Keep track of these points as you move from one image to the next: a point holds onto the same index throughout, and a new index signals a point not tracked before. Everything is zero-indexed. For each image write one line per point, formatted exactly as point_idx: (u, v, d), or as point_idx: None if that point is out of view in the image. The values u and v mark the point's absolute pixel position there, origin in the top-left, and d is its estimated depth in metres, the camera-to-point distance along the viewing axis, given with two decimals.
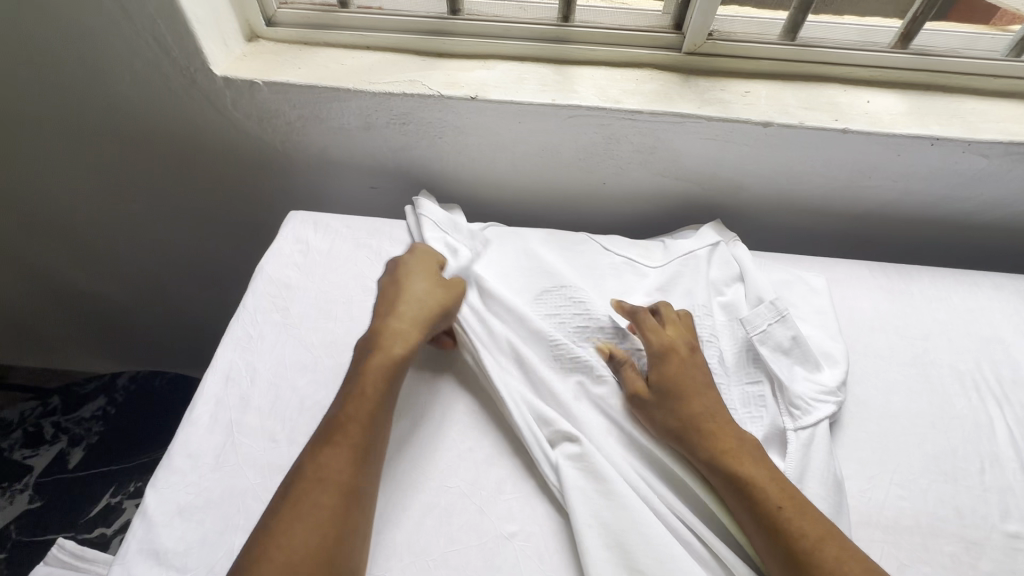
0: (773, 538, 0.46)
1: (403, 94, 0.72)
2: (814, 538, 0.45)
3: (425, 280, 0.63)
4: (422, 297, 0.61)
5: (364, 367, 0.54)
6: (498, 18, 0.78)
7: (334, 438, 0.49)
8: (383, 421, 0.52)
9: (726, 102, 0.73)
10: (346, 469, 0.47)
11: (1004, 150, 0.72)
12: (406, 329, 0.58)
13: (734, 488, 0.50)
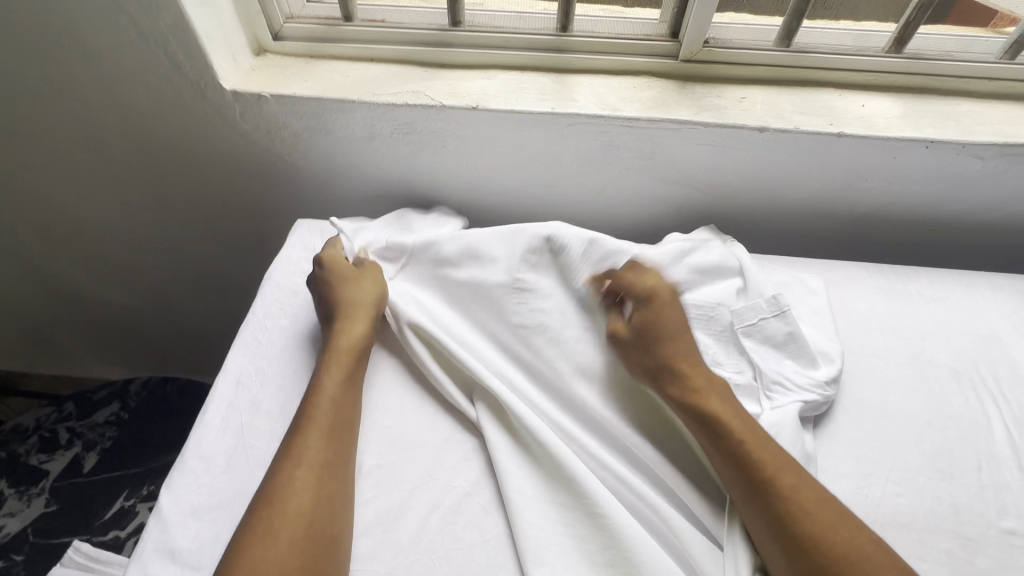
0: (735, 468, 0.51)
1: (406, 105, 0.75)
2: (772, 469, 0.50)
3: (343, 280, 0.64)
4: (348, 294, 0.63)
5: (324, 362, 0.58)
6: (498, 29, 0.80)
7: (298, 425, 0.52)
8: (348, 405, 0.55)
9: (722, 109, 0.75)
10: (313, 447, 0.51)
11: (999, 151, 0.73)
12: (349, 323, 0.61)
13: (706, 430, 0.54)
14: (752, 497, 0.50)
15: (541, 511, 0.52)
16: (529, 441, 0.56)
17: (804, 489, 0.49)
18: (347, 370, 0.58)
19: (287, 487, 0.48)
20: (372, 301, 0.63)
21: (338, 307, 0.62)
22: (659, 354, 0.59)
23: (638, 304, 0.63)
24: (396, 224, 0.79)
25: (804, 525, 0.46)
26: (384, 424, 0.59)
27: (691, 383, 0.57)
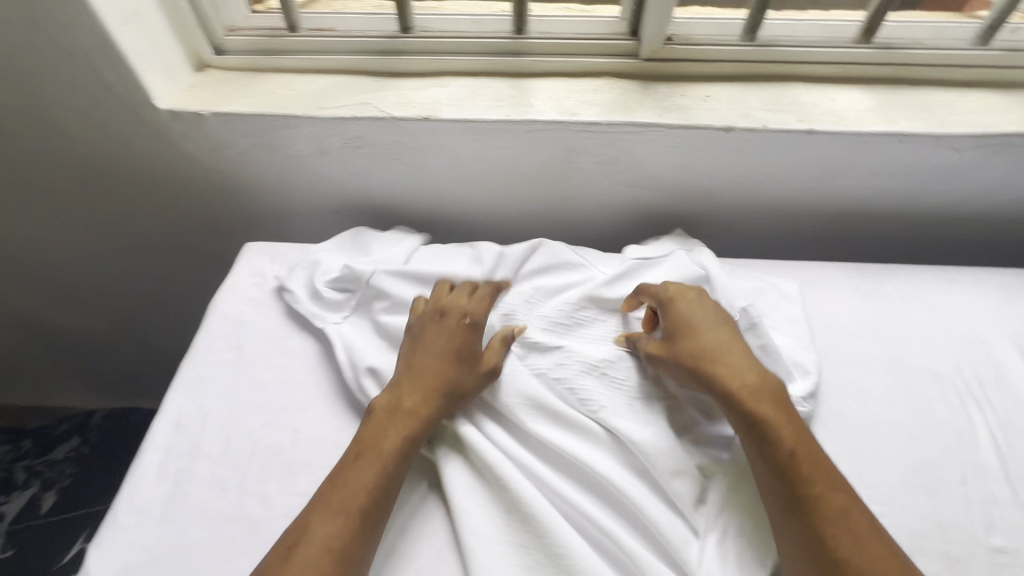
0: (778, 488, 0.48)
1: (354, 118, 0.71)
2: (828, 506, 0.46)
3: (452, 359, 0.57)
4: (442, 372, 0.56)
5: (385, 431, 0.52)
6: (450, 33, 0.76)
7: (334, 506, 0.47)
8: (392, 487, 0.50)
9: (686, 108, 0.71)
10: (342, 537, 0.45)
11: (975, 143, 0.70)
12: (421, 399, 0.54)
13: (780, 475, 0.48)
14: (807, 555, 0.44)
15: (501, 554, 0.48)
16: (488, 473, 0.53)
17: (859, 527, 0.44)
18: (402, 450, 0.51)
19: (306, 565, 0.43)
20: (455, 398, 0.55)
21: (420, 376, 0.56)
22: (699, 351, 0.56)
23: (669, 314, 0.60)
24: (349, 244, 0.74)
25: (845, 560, 0.43)
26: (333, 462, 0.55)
27: (738, 384, 0.53)
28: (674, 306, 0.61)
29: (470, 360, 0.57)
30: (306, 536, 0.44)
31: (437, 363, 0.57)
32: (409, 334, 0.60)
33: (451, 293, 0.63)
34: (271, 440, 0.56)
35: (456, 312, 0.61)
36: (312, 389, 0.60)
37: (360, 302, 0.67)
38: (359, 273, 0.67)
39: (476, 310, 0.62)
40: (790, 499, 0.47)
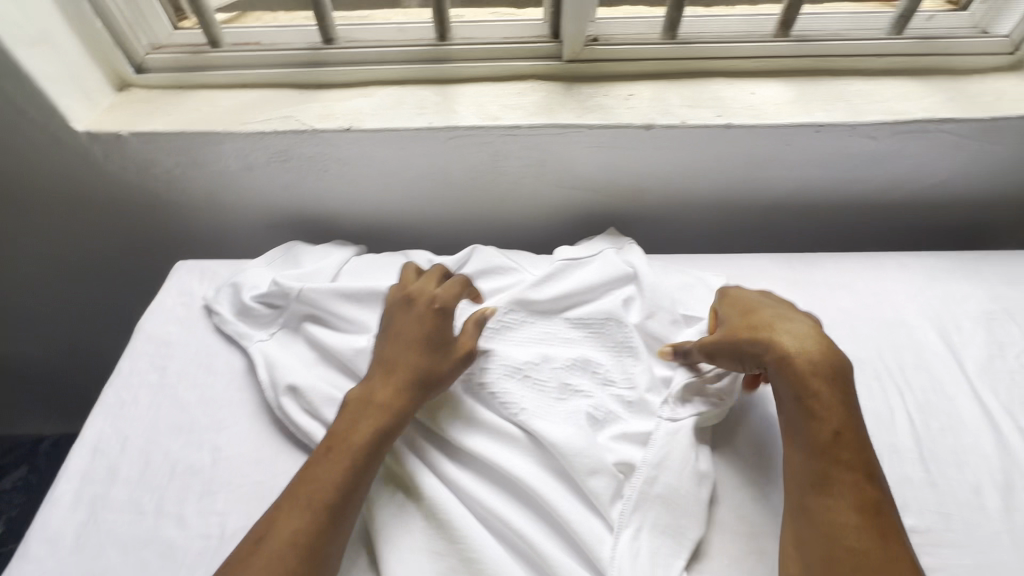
0: (807, 467, 0.50)
1: (276, 132, 0.71)
2: (849, 490, 0.47)
3: (421, 347, 0.57)
4: (412, 361, 0.56)
5: (355, 421, 0.52)
6: (374, 44, 0.76)
7: (297, 501, 0.47)
8: (362, 476, 0.50)
9: (607, 108, 0.72)
10: (304, 533, 0.46)
11: (891, 130, 0.71)
12: (392, 386, 0.54)
13: (813, 453, 0.50)
14: (811, 536, 0.47)
15: (418, 562, 0.49)
16: (408, 481, 0.53)
17: (870, 516, 0.46)
18: (372, 441, 0.51)
19: (270, 556, 0.44)
20: (427, 385, 0.55)
21: (391, 369, 0.56)
22: (751, 327, 0.56)
23: (730, 305, 0.61)
24: (280, 259, 0.73)
25: (847, 546, 0.45)
26: (252, 479, 0.54)
27: (793, 348, 0.53)
28: (743, 297, 0.62)
29: (443, 346, 0.57)
30: (273, 528, 0.46)
31: (408, 352, 0.56)
32: (383, 320, 0.60)
33: (419, 279, 0.62)
34: (190, 460, 0.56)
35: (425, 299, 0.60)
36: (235, 406, 0.60)
37: (289, 320, 0.66)
38: (287, 289, 0.66)
39: (446, 292, 0.61)
40: (815, 478, 0.49)
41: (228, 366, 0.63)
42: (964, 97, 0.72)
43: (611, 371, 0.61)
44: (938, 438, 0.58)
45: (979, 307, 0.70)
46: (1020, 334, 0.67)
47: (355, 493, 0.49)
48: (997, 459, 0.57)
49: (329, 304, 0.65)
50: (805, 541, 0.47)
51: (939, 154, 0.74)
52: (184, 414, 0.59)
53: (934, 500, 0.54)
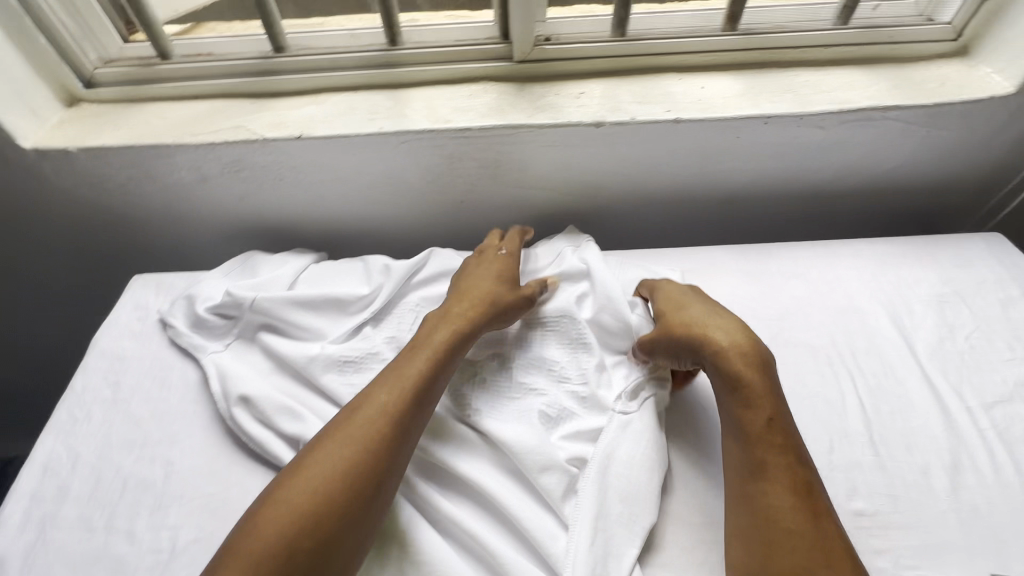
0: (742, 454, 0.51)
1: (226, 143, 0.70)
2: (779, 473, 0.49)
3: (492, 281, 0.65)
4: (484, 289, 0.64)
5: (427, 338, 0.59)
6: (326, 51, 0.76)
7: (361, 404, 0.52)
8: (429, 387, 0.54)
9: (557, 107, 0.72)
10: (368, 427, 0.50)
11: (837, 119, 0.72)
12: (463, 308, 0.62)
13: (744, 440, 0.51)
14: (749, 520, 0.48)
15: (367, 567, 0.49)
16: None
17: (803, 497, 0.47)
18: (451, 347, 0.58)
19: (361, 426, 0.50)
20: (494, 309, 0.62)
21: (466, 293, 0.64)
22: (688, 321, 0.59)
23: (667, 298, 0.64)
24: (238, 269, 0.73)
25: (783, 527, 0.46)
26: (204, 491, 0.54)
27: (727, 344, 0.55)
28: (681, 291, 0.64)
29: (511, 282, 0.66)
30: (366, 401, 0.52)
31: (483, 283, 0.65)
32: (461, 267, 0.69)
33: (490, 239, 0.73)
34: (142, 475, 0.55)
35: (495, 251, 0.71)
36: (190, 419, 0.60)
37: (243, 330, 0.66)
38: (239, 299, 0.65)
39: (512, 247, 0.72)
40: (749, 465, 0.50)
41: (182, 379, 0.63)
42: (909, 84, 0.73)
43: (566, 367, 0.61)
44: (887, 422, 0.59)
45: (930, 290, 0.71)
46: (970, 315, 0.68)
47: (433, 390, 0.55)
48: (945, 439, 0.57)
49: (282, 311, 0.65)
50: (746, 526, 0.48)
51: (889, 141, 0.75)
52: (136, 429, 0.59)
53: (883, 483, 0.55)
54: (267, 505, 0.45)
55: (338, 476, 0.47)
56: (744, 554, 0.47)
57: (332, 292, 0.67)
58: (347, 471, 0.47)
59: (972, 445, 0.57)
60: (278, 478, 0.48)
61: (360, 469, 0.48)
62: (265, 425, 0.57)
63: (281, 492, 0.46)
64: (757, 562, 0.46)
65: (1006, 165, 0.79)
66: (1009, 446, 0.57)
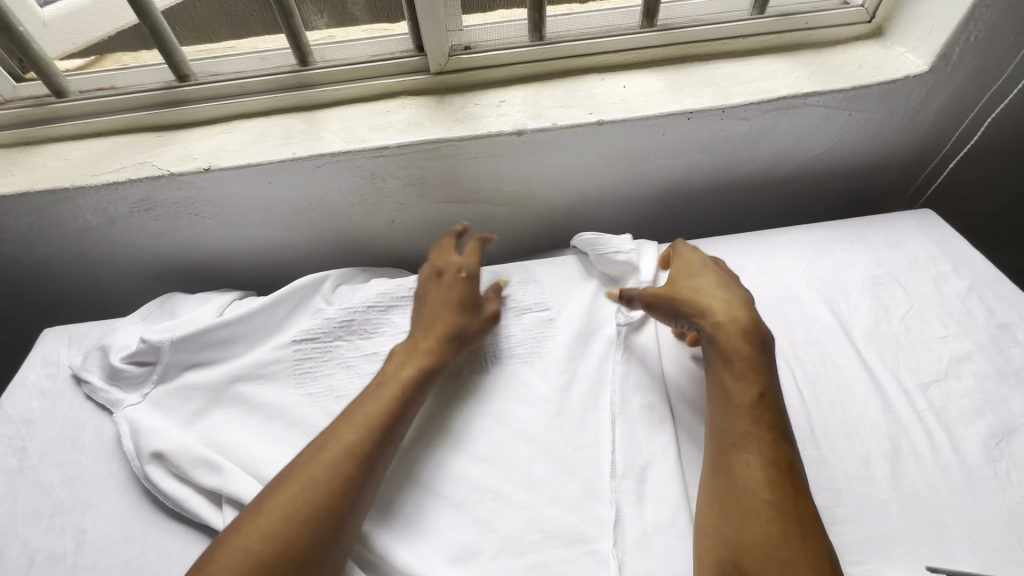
0: (725, 428, 0.50)
1: (129, 182, 0.67)
2: (757, 442, 0.48)
3: (453, 311, 0.62)
4: (449, 320, 0.61)
5: (392, 375, 0.56)
6: (234, 76, 0.72)
7: (320, 451, 0.49)
8: (392, 431, 0.52)
9: (477, 117, 0.70)
10: (325, 476, 0.47)
11: (760, 109, 0.71)
12: (431, 342, 0.59)
13: (726, 408, 0.51)
14: (723, 500, 0.47)
15: None
16: None
17: (781, 470, 0.47)
18: (418, 382, 0.56)
19: (319, 469, 0.48)
20: (462, 338, 0.61)
21: (433, 323, 0.61)
22: (692, 285, 0.60)
23: (688, 262, 0.64)
24: (156, 312, 0.69)
25: (763, 500, 0.45)
26: (119, 559, 0.51)
27: (725, 317, 0.56)
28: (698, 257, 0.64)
29: (474, 307, 0.63)
30: (331, 441, 0.50)
31: (447, 312, 0.62)
32: (421, 293, 0.65)
33: (441, 253, 0.68)
34: (49, 548, 0.52)
35: (447, 266, 0.66)
36: (104, 481, 0.56)
37: (164, 373, 0.62)
38: (156, 345, 0.62)
39: (472, 264, 0.66)
40: (732, 436, 0.50)
41: (97, 438, 0.59)
42: (826, 69, 0.73)
43: (517, 304, 0.68)
44: (827, 412, 0.58)
45: (865, 273, 0.71)
46: (904, 295, 0.68)
47: (396, 430, 0.53)
48: (884, 425, 0.57)
49: (214, 339, 0.64)
50: (721, 504, 0.47)
51: (813, 127, 0.75)
52: (43, 497, 0.55)
53: (825, 476, 0.54)
54: (222, 548, 0.44)
55: (298, 519, 0.45)
56: (719, 527, 0.46)
57: (252, 309, 0.65)
58: (306, 513, 0.45)
59: (911, 429, 0.56)
60: (236, 524, 0.45)
61: (316, 512, 0.46)
62: (184, 480, 0.54)
63: (238, 536, 0.44)
64: (733, 533, 0.45)
65: (930, 141, 0.80)
66: (946, 426, 0.56)
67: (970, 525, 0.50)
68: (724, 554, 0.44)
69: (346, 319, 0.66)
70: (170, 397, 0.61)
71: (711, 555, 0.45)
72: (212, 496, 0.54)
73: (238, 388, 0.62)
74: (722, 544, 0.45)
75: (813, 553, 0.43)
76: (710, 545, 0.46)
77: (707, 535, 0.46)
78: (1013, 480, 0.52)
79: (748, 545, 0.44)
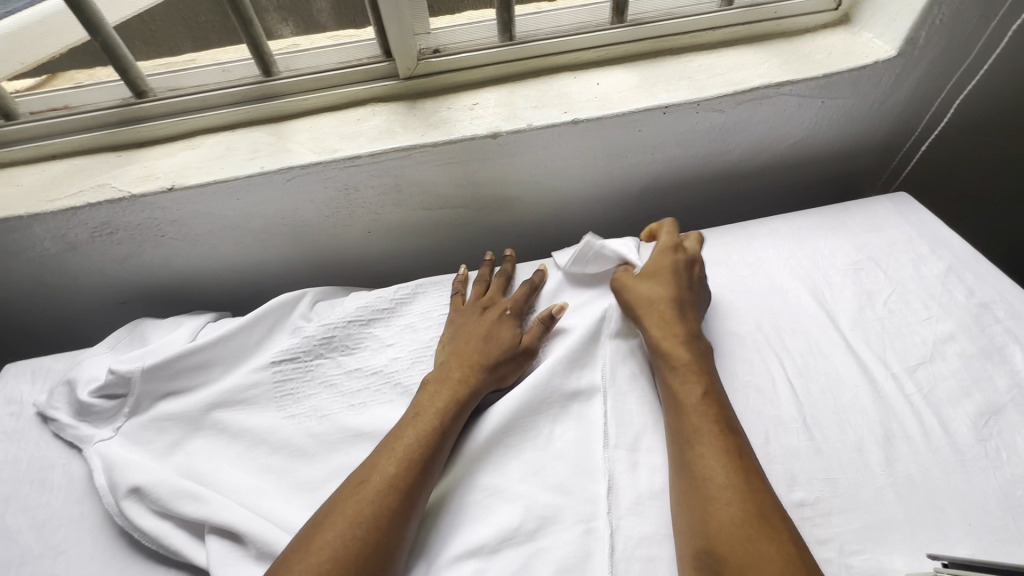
0: (678, 424, 0.50)
1: (88, 206, 0.63)
2: (704, 435, 0.48)
3: (492, 346, 0.60)
4: (487, 353, 0.60)
5: (424, 406, 0.54)
6: (195, 90, 0.69)
7: (362, 485, 0.48)
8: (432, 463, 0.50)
9: (451, 121, 0.69)
10: (369, 511, 0.46)
11: (735, 101, 0.71)
12: (465, 374, 0.58)
13: (673, 408, 0.52)
14: (682, 492, 0.46)
15: None
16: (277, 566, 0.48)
17: (737, 458, 0.47)
18: (454, 412, 0.54)
19: (357, 506, 0.46)
20: (495, 374, 0.59)
21: (469, 355, 0.59)
22: (650, 294, 0.61)
23: (663, 268, 0.63)
24: (125, 340, 0.66)
25: (714, 487, 0.45)
26: None
27: (662, 334, 0.57)
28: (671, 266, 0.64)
29: (516, 344, 0.61)
30: (371, 474, 0.48)
31: (483, 346, 0.60)
32: (460, 322, 0.64)
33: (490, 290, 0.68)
34: None
35: (490, 303, 0.66)
36: (77, 522, 0.53)
37: (136, 405, 0.59)
38: (125, 375, 0.59)
39: (517, 302, 0.66)
40: (685, 430, 0.50)
41: (66, 478, 0.56)
42: (797, 58, 0.73)
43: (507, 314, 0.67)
44: (818, 401, 0.58)
45: (846, 260, 0.71)
46: (886, 279, 0.68)
47: (434, 463, 0.51)
48: (875, 411, 0.57)
49: (188, 365, 0.61)
50: (681, 498, 0.46)
51: (788, 115, 0.75)
52: (9, 545, 0.51)
53: (820, 467, 0.53)
54: None
55: (346, 557, 0.43)
56: (687, 519, 0.45)
57: (226, 332, 0.63)
58: (352, 552, 0.43)
59: (901, 413, 0.56)
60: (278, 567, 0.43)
61: (354, 551, 0.43)
62: (161, 517, 0.51)
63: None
64: (701, 523, 0.44)
65: (902, 125, 0.81)
66: (935, 408, 0.57)
67: (966, 506, 0.50)
68: (700, 547, 0.43)
69: (327, 335, 0.64)
70: (143, 429, 0.58)
71: (686, 550, 0.43)
72: (193, 532, 0.51)
73: (216, 416, 0.59)
74: (693, 537, 0.43)
75: (774, 534, 0.42)
76: (684, 540, 0.44)
77: (678, 530, 0.45)
78: (1004, 457, 0.52)
79: (716, 534, 0.43)
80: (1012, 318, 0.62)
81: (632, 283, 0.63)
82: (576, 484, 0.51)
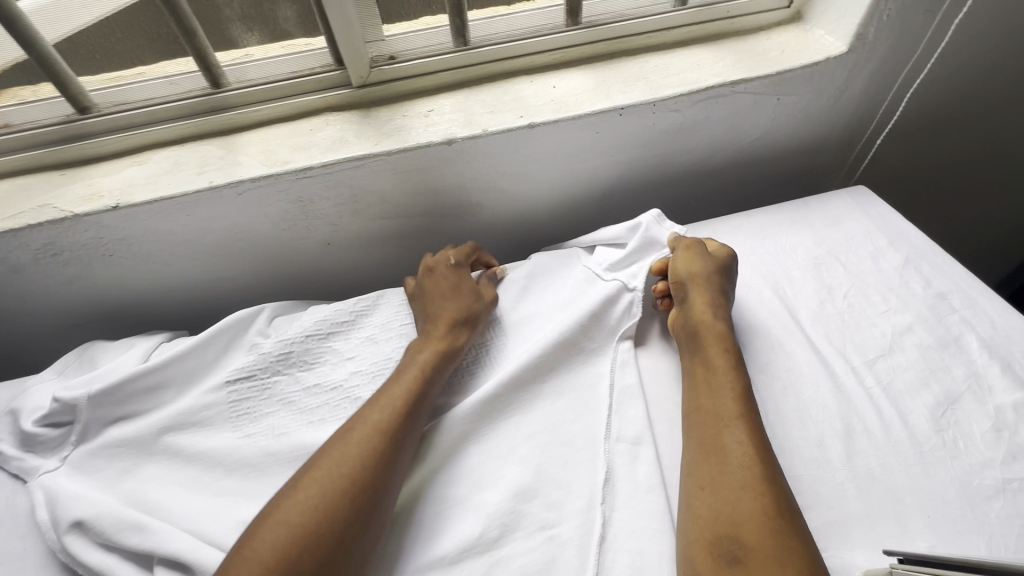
0: (714, 411, 0.50)
1: (28, 228, 0.61)
2: (739, 425, 0.48)
3: (450, 299, 0.62)
4: (450, 304, 0.62)
5: (406, 363, 0.56)
6: (142, 103, 0.68)
7: (351, 429, 0.49)
8: (416, 413, 0.52)
9: (405, 129, 0.68)
10: (357, 453, 0.47)
11: (690, 101, 0.71)
12: (439, 330, 0.59)
13: (712, 392, 0.51)
14: (707, 481, 0.45)
15: None
16: None
17: (767, 454, 0.46)
18: (434, 364, 0.56)
19: (341, 451, 0.47)
20: (462, 318, 0.61)
21: (433, 312, 0.62)
22: (707, 283, 0.61)
23: (720, 261, 0.63)
24: (74, 365, 0.64)
25: (745, 479, 0.44)
26: None
27: (717, 327, 0.57)
28: (726, 259, 0.64)
29: (473, 291, 0.64)
30: (358, 422, 0.49)
31: (447, 302, 0.62)
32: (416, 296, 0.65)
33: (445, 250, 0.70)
34: None
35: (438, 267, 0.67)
36: (20, 559, 0.51)
37: (84, 433, 0.57)
38: (70, 402, 0.56)
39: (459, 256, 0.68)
40: (712, 416, 0.49)
41: (8, 513, 0.54)
42: (752, 56, 0.73)
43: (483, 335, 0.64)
44: (780, 398, 0.58)
45: (806, 254, 0.72)
46: (845, 273, 0.69)
47: (417, 412, 0.52)
48: (835, 406, 0.57)
49: (139, 388, 0.59)
50: (705, 485, 0.45)
51: (745, 113, 0.75)
52: None
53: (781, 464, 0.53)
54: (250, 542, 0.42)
55: (333, 494, 0.44)
56: (709, 505, 0.44)
57: (178, 352, 0.61)
58: (341, 488, 0.44)
59: (861, 407, 0.57)
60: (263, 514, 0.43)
61: (337, 493, 0.44)
62: (109, 549, 0.49)
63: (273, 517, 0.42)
64: (727, 511, 0.43)
65: (857, 119, 0.81)
66: (894, 400, 0.57)
67: (925, 498, 0.50)
68: (722, 535, 0.41)
69: (286, 350, 0.63)
70: (91, 457, 0.56)
71: (704, 539, 0.42)
72: (143, 562, 0.49)
73: (169, 440, 0.57)
74: (717, 522, 0.42)
75: (798, 533, 0.41)
76: (701, 528, 0.43)
77: (695, 518, 0.44)
78: (961, 447, 0.53)
79: (744, 522, 0.42)
80: (968, 308, 0.62)
81: (691, 264, 0.62)
82: (537, 494, 0.50)
